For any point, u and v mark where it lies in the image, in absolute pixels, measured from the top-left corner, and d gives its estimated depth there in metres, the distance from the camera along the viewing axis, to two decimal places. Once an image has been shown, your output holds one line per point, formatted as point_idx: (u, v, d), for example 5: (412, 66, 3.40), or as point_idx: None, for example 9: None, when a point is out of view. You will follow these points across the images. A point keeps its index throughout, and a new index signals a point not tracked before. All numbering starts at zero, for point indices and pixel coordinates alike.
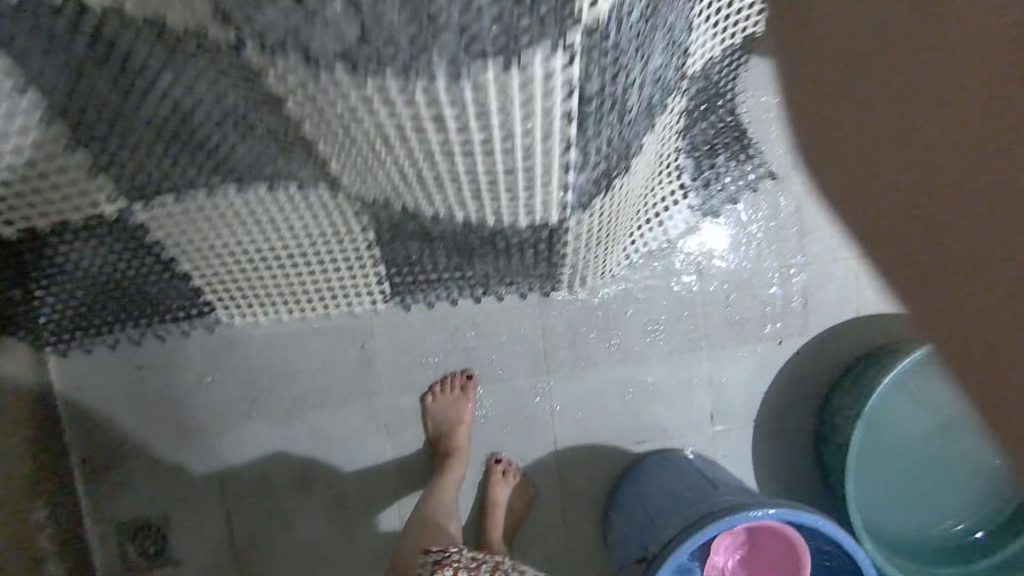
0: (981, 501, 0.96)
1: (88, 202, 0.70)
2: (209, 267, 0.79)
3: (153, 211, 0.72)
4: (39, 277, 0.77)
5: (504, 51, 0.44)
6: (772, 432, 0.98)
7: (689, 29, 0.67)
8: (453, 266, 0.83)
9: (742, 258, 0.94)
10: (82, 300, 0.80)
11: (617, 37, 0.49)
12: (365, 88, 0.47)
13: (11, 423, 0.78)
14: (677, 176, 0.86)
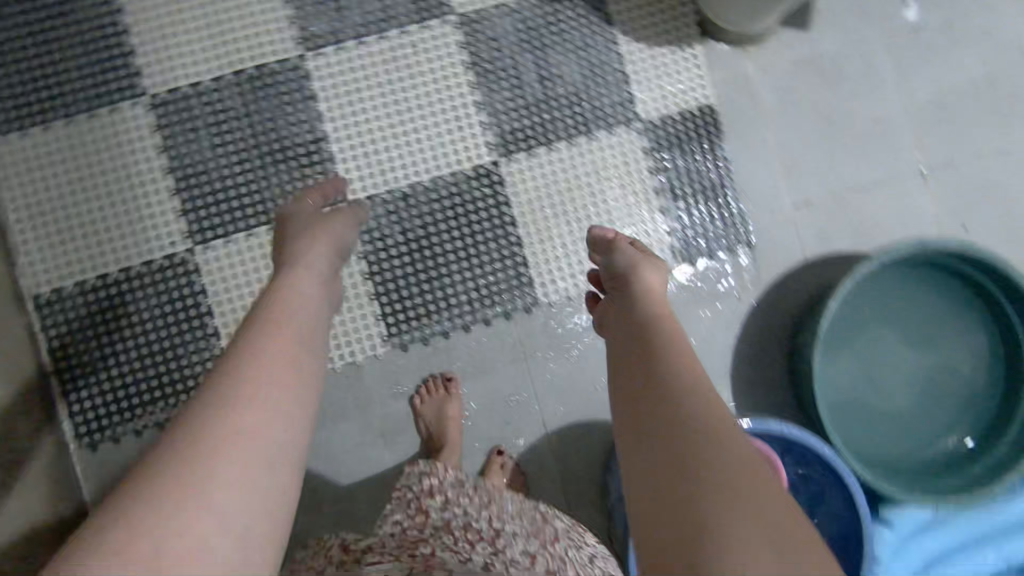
0: (960, 409, 1.02)
1: (166, 247, 0.99)
2: (234, 310, 0.99)
3: (204, 255, 0.99)
4: (105, 352, 0.97)
5: (417, 47, 1.04)
6: (737, 379, 1.08)
7: (565, 43, 1.06)
8: (433, 286, 1.03)
9: (674, 232, 1.08)
10: (123, 376, 0.97)
11: (486, 45, 1.05)
12: (357, 75, 1.02)
13: (38, 473, 0.88)
14: (603, 188, 1.07)
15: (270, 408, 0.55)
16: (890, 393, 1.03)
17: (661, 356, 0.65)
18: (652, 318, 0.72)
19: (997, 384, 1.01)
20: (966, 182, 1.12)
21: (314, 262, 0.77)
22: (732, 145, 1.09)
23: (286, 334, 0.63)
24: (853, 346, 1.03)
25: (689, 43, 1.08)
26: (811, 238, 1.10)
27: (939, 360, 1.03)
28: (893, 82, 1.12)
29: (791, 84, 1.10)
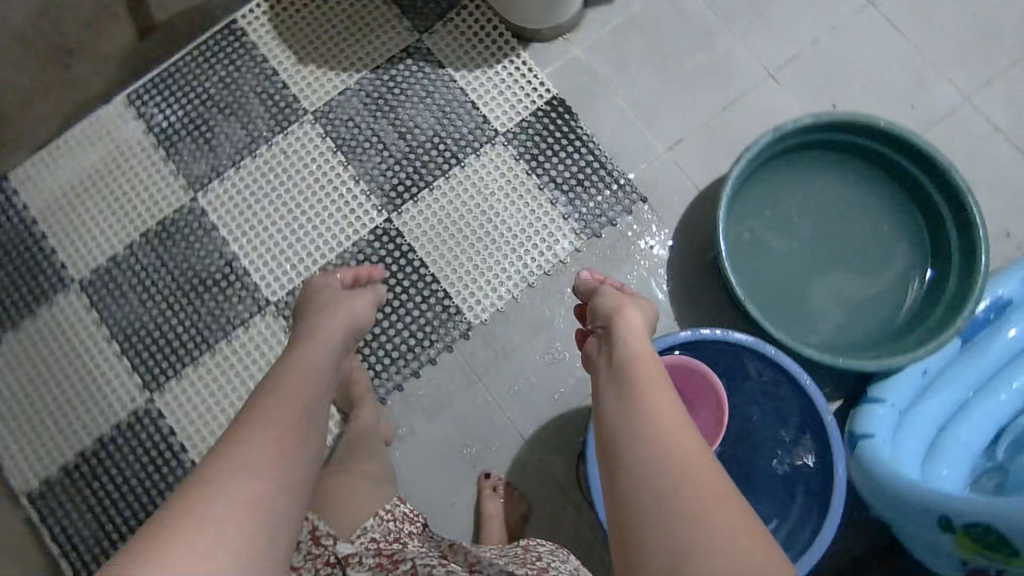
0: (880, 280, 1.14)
1: (128, 404, 1.07)
2: (205, 437, 1.06)
3: (163, 398, 1.07)
4: (102, 518, 1.03)
5: (290, 152, 1.16)
6: (682, 325, 1.11)
7: (411, 98, 1.17)
8: (373, 347, 1.09)
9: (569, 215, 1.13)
10: (124, 535, 1.02)
11: (345, 128, 1.17)
12: (247, 195, 1.14)
13: None
14: (491, 203, 1.14)
15: (291, 464, 0.57)
16: (838, 279, 1.14)
17: (634, 414, 0.57)
18: (631, 358, 0.64)
19: (917, 222, 1.14)
20: (812, 71, 1.20)
21: (329, 334, 0.77)
22: (588, 121, 1.17)
23: (307, 404, 0.64)
24: (785, 256, 1.15)
25: (517, 55, 1.19)
26: (695, 173, 1.16)
27: (859, 230, 1.16)
28: (709, 12, 1.21)
29: (620, 52, 1.20)
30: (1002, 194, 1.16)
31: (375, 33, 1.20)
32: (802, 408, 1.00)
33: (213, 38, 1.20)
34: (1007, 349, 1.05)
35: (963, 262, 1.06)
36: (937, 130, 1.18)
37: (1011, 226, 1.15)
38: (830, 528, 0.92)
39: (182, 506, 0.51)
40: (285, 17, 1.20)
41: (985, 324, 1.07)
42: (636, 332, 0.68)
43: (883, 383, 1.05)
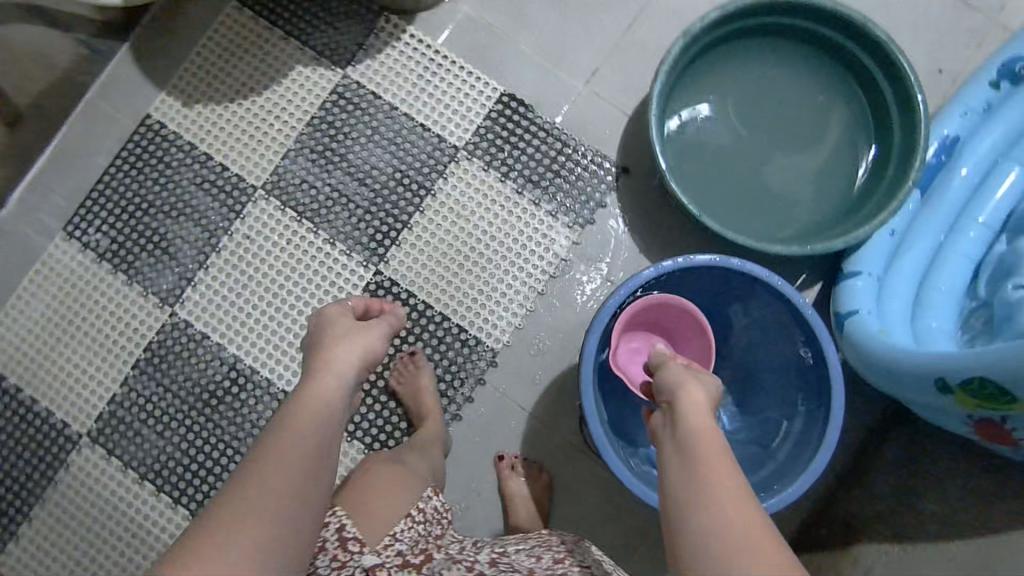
0: (827, 154, 1.01)
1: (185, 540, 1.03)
2: None
3: None
4: None
5: (253, 235, 1.09)
6: None
7: (356, 139, 1.11)
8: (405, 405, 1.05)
9: (554, 212, 1.09)
10: None
11: (300, 192, 1.10)
12: (226, 293, 1.08)
13: None
14: (473, 222, 1.09)
15: (287, 532, 0.55)
16: (785, 170, 1.01)
17: (704, 506, 0.53)
18: (693, 430, 0.57)
19: (846, 86, 1.00)
20: None
21: (340, 375, 0.68)
22: (549, 111, 1.12)
23: (313, 463, 0.60)
24: (725, 161, 1.02)
25: (453, 62, 1.13)
26: (617, 98, 1.12)
27: (793, 114, 1.02)
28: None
29: (550, 26, 1.14)
30: (950, 36, 1.12)
31: (296, 81, 1.13)
32: (777, 308, 0.82)
33: (130, 141, 1.12)
34: (966, 186, 0.99)
35: (901, 112, 0.93)
36: (888, 5, 1.12)
37: (967, 65, 1.11)
38: (831, 426, 0.77)
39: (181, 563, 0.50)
40: (199, 96, 1.13)
41: (939, 167, 1.01)
42: (698, 397, 0.60)
43: (858, 254, 0.97)
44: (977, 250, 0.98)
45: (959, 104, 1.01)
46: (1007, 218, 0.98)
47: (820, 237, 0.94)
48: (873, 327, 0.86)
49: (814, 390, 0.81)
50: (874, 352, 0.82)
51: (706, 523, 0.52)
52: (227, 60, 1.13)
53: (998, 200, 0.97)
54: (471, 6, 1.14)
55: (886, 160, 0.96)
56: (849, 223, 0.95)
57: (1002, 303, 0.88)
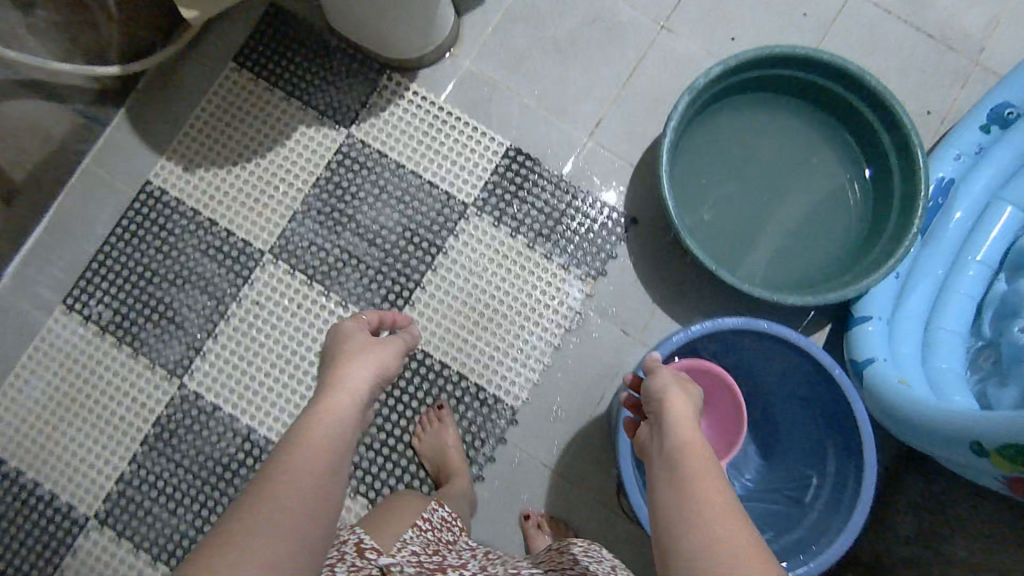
0: (832, 200, 1.03)
1: None
2: None
3: None
4: None
5: (263, 301, 1.07)
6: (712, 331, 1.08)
7: (363, 199, 1.10)
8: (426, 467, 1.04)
9: (566, 265, 1.09)
10: None
11: (309, 255, 1.08)
12: (236, 361, 1.06)
13: None
14: (485, 278, 1.09)
15: (299, 548, 0.48)
16: (792, 217, 1.02)
17: (687, 521, 0.50)
18: (677, 443, 0.57)
19: (848, 134, 1.02)
20: (739, 34, 1.16)
21: (349, 388, 0.64)
22: (556, 164, 1.12)
23: (330, 474, 0.54)
24: (734, 211, 1.03)
25: (458, 118, 1.13)
26: (621, 149, 1.13)
27: (796, 162, 1.04)
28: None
29: (552, 78, 1.15)
30: (938, 77, 1.15)
31: (300, 141, 1.12)
32: (799, 361, 0.83)
33: (129, 209, 1.09)
34: (963, 226, 1.02)
35: (900, 160, 0.95)
36: (876, 51, 1.16)
37: (955, 105, 1.15)
38: (865, 483, 0.77)
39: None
40: (201, 161, 1.11)
41: (937, 209, 1.03)
42: (683, 412, 0.60)
43: (867, 298, 0.99)
44: (978, 288, 1.01)
45: (954, 146, 1.03)
46: (1004, 256, 1.01)
47: (832, 285, 0.95)
48: (893, 377, 0.88)
49: (844, 446, 0.82)
50: (897, 403, 0.84)
51: (695, 526, 0.50)
52: (227, 122, 1.12)
53: (995, 238, 1.01)
54: (472, 60, 1.15)
55: (891, 203, 0.97)
56: (856, 269, 0.96)
57: (1010, 346, 0.91)
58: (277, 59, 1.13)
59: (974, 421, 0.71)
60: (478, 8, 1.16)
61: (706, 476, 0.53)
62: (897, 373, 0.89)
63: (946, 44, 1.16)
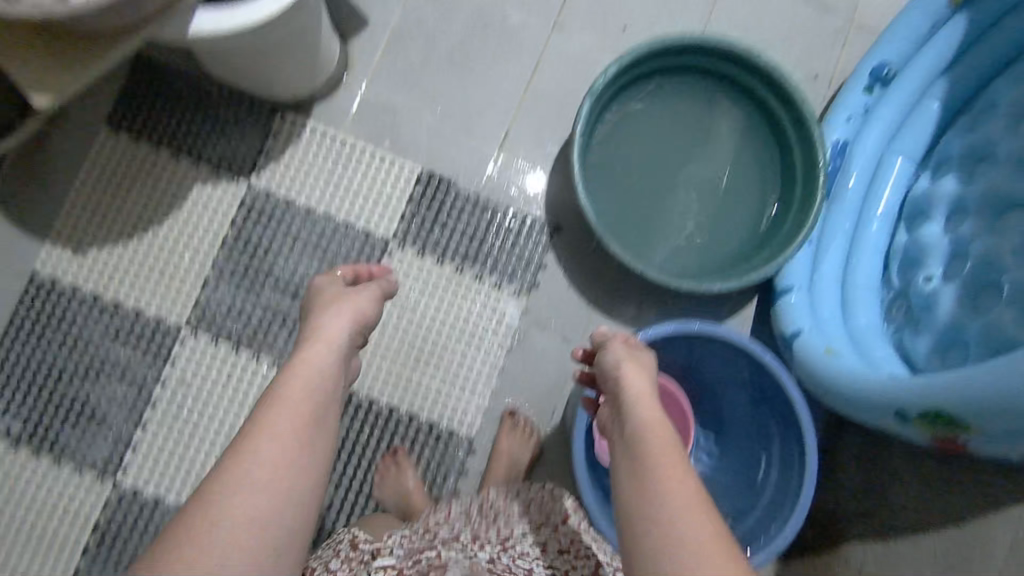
0: (740, 175, 1.06)
1: None
2: None
3: None
4: None
5: (190, 378, 1.01)
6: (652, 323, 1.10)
7: (277, 251, 1.05)
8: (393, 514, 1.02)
9: (498, 283, 1.09)
10: None
11: (230, 321, 1.03)
12: (172, 447, 0.99)
13: None
14: (421, 310, 1.07)
15: (291, 493, 0.53)
16: (706, 199, 1.05)
17: (649, 513, 0.54)
18: (641, 427, 0.60)
19: (745, 108, 1.05)
20: (629, 21, 1.15)
21: (329, 337, 0.66)
22: (470, 183, 1.10)
23: (311, 424, 0.57)
24: (650, 202, 1.05)
25: (362, 152, 1.09)
26: (533, 157, 1.12)
27: (702, 145, 1.06)
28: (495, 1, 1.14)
29: (451, 95, 1.12)
30: (820, 38, 1.18)
31: (197, 202, 1.05)
32: (733, 352, 0.88)
33: (20, 307, 1.00)
34: (862, 184, 1.08)
35: (797, 131, 0.99)
36: (761, 20, 1.18)
37: (841, 63, 1.18)
38: (810, 459, 0.81)
39: (198, 512, 0.50)
40: (89, 240, 1.02)
41: (836, 172, 1.09)
42: (642, 387, 0.64)
43: (785, 270, 1.04)
44: (882, 242, 1.08)
45: (843, 110, 1.07)
46: (901, 208, 1.08)
47: (752, 263, 0.99)
48: (819, 347, 0.93)
49: (785, 426, 0.86)
50: (826, 375, 0.89)
51: (648, 462, 0.57)
52: (112, 193, 1.03)
53: (891, 193, 1.07)
54: (366, 88, 1.10)
55: (795, 174, 1.01)
56: (771, 244, 1.00)
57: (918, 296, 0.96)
58: (154, 116, 1.05)
59: (895, 393, 0.75)
60: (361, 32, 1.11)
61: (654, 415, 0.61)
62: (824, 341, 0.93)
63: (824, 5, 1.19)
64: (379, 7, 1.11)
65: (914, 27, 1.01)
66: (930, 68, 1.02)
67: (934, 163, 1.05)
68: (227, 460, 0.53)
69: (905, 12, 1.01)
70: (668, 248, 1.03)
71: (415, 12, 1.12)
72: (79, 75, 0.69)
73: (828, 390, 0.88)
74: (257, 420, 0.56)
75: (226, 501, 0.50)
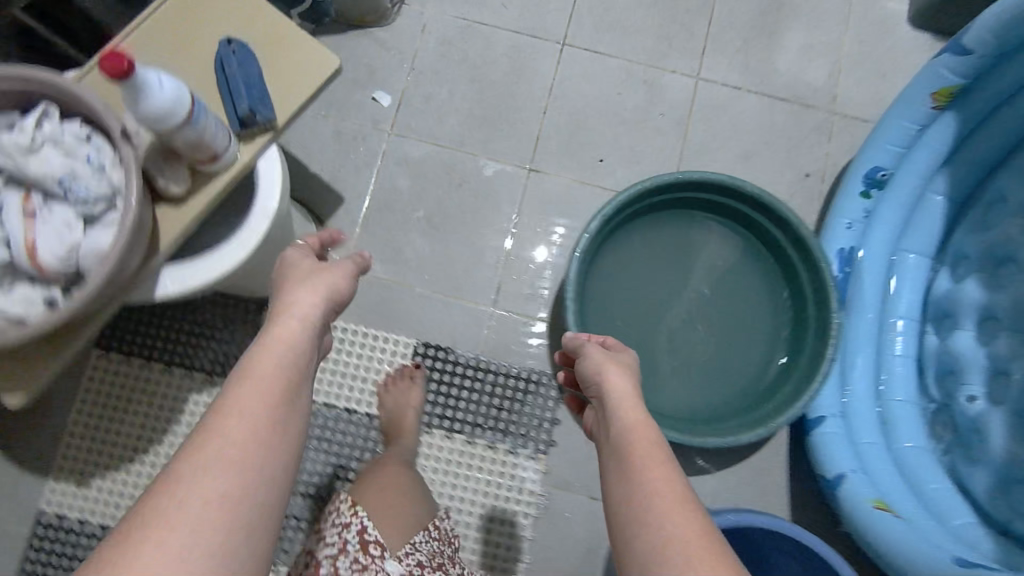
0: (744, 297, 1.02)
1: None
2: None
3: None
4: None
5: None
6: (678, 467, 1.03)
7: None
8: None
9: (509, 444, 1.05)
10: None
11: None
12: None
13: None
14: (429, 476, 1.04)
15: (263, 484, 0.45)
16: (714, 330, 1.02)
17: (635, 498, 0.56)
18: (624, 431, 0.63)
19: (739, 227, 1.01)
20: (604, 151, 1.13)
21: (303, 312, 0.57)
22: (468, 345, 1.08)
23: (284, 404, 0.49)
24: (658, 344, 1.01)
25: (360, 336, 1.08)
26: (529, 308, 1.09)
27: (700, 274, 1.02)
28: (467, 156, 1.12)
29: (436, 257, 1.10)
30: (805, 136, 1.14)
31: (196, 412, 1.02)
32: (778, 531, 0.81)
33: (26, 550, 0.97)
34: (878, 288, 1.02)
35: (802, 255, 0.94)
36: (740, 126, 1.14)
37: (831, 158, 1.14)
38: None
39: (147, 520, 0.41)
40: (91, 469, 1.00)
41: (847, 279, 1.02)
42: (624, 393, 0.68)
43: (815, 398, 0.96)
44: (911, 347, 1.01)
45: (842, 217, 1.02)
46: (925, 306, 1.01)
47: (778, 401, 0.92)
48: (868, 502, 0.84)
49: None
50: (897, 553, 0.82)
51: (640, 470, 0.58)
52: (108, 413, 1.01)
53: (910, 294, 1.01)
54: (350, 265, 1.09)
55: (804, 296, 0.96)
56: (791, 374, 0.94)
57: (963, 420, 0.91)
58: (144, 327, 1.04)
59: None
60: (337, 209, 1.10)
61: (644, 422, 0.64)
62: (871, 493, 0.86)
63: (803, 101, 1.15)
64: (352, 181, 1.11)
65: (898, 132, 0.96)
66: (925, 166, 0.97)
67: (952, 258, 0.99)
68: (186, 448, 0.45)
69: (885, 119, 0.96)
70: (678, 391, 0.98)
71: (389, 178, 1.11)
72: (38, 372, 0.67)
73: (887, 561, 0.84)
74: (217, 406, 0.47)
75: (185, 495, 0.42)
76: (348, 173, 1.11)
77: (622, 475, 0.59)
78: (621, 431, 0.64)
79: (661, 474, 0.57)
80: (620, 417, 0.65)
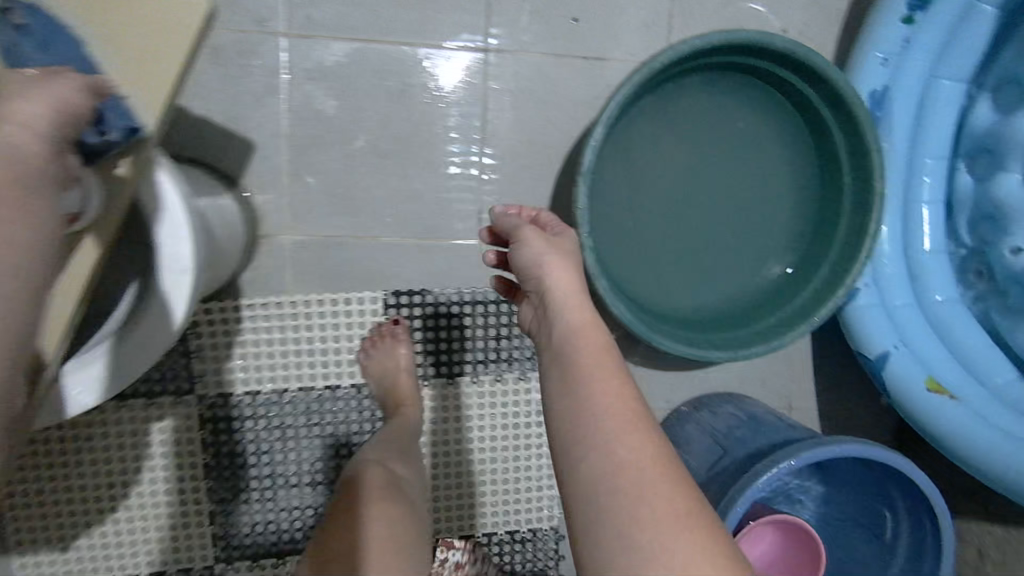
0: (762, 164, 0.88)
1: None
2: None
3: None
4: None
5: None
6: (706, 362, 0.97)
7: (259, 444, 0.88)
8: None
9: (518, 376, 0.94)
10: None
11: (230, 535, 0.90)
12: None
13: None
14: (438, 428, 0.93)
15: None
16: (737, 212, 0.88)
17: (581, 422, 0.47)
18: (568, 338, 0.52)
19: (752, 84, 0.86)
20: (576, 9, 0.87)
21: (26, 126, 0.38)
22: (457, 287, 0.91)
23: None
24: (679, 242, 0.89)
25: (309, 302, 0.87)
26: None
27: (716, 150, 0.87)
28: (402, 51, 0.84)
29: (395, 193, 0.87)
30: None
31: (156, 439, 0.86)
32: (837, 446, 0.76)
33: None
34: (912, 123, 0.88)
35: (838, 111, 0.80)
36: None
37: None
38: (945, 528, 0.75)
39: None
40: (59, 529, 0.86)
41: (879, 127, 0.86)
42: (570, 291, 0.54)
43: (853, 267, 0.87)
44: (943, 186, 0.91)
45: (878, 50, 0.83)
46: (958, 142, 0.91)
47: (816, 286, 0.85)
48: (920, 385, 0.84)
49: (909, 493, 0.78)
50: (946, 427, 0.83)
51: (587, 387, 0.48)
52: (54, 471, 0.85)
53: (948, 128, 0.89)
54: (292, 226, 0.86)
55: (839, 162, 0.84)
56: (827, 246, 0.85)
57: (1003, 271, 0.89)
58: None
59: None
60: (252, 159, 0.83)
61: (590, 322, 0.53)
62: (921, 374, 0.85)
63: None
64: (255, 117, 0.82)
65: None
66: None
67: (996, 81, 0.88)
68: None
69: None
70: (698, 286, 0.90)
71: (306, 101, 0.83)
72: None
73: (937, 439, 0.84)
74: None
75: None
76: (249, 107, 0.82)
77: (564, 392, 0.49)
78: (564, 336, 0.52)
79: (607, 385, 0.48)
80: (562, 316, 0.53)
